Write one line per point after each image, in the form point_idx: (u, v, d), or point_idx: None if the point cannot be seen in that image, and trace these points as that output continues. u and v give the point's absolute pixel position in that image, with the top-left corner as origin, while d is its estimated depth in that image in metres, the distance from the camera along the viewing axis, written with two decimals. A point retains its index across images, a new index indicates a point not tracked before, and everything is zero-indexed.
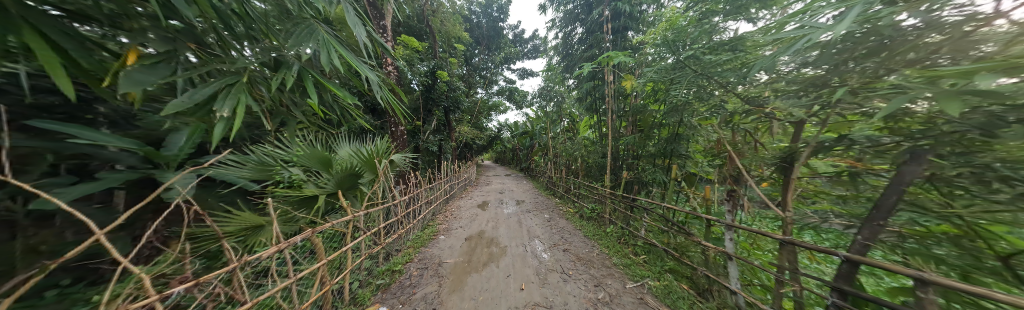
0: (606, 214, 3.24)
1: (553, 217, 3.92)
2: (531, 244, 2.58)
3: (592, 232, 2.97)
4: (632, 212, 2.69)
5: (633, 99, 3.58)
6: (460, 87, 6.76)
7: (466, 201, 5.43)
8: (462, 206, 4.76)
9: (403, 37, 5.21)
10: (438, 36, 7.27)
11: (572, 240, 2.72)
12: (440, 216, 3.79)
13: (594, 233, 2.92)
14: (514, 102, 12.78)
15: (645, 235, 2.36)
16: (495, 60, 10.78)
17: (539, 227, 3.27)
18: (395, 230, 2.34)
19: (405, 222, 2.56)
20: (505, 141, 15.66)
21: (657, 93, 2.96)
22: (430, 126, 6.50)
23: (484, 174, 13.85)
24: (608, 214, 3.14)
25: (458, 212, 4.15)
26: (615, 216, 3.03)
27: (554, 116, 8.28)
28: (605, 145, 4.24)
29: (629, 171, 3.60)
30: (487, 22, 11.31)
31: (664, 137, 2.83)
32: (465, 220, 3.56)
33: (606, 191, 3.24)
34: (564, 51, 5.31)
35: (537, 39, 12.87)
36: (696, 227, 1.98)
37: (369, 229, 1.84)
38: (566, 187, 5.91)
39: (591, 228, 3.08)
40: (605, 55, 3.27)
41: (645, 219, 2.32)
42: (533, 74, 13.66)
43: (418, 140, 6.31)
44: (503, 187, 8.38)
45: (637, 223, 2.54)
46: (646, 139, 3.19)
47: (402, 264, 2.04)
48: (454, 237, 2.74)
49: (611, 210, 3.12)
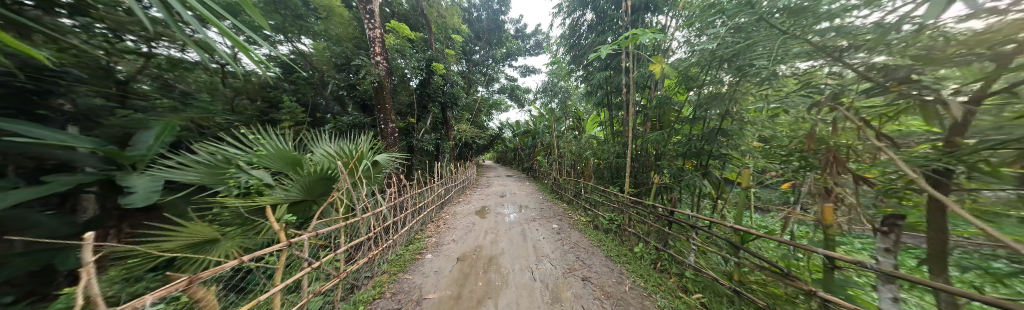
0: (629, 226, 2.74)
1: (563, 228, 3.42)
2: (540, 267, 2.10)
3: (614, 252, 2.48)
4: (668, 228, 2.16)
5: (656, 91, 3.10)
6: (458, 82, 6.29)
7: (465, 206, 4.95)
8: (459, 212, 4.27)
9: (392, 24, 4.78)
10: (435, 27, 6.83)
11: (590, 263, 2.23)
12: (432, 226, 3.31)
13: (619, 254, 2.42)
14: (515, 100, 12.31)
15: (694, 262, 1.84)
16: (495, 55, 10.33)
17: (546, 241, 2.79)
18: (365, 252, 1.86)
19: (381, 240, 2.09)
20: (506, 140, 15.12)
21: (693, 80, 2.45)
22: (425, 124, 6.05)
23: (485, 174, 13.37)
24: (632, 228, 2.64)
25: (453, 220, 3.67)
26: (640, 230, 2.54)
27: (558, 114, 7.78)
28: (619, 145, 3.76)
29: (652, 175, 3.11)
30: (487, 16, 10.85)
31: (699, 135, 2.34)
32: (460, 231, 3.09)
33: (627, 199, 2.75)
34: (571, 40, 4.80)
35: (540, 34, 12.40)
36: (779, 258, 1.45)
37: (319, 258, 1.37)
38: (573, 190, 5.41)
39: (612, 247, 2.58)
40: (625, 36, 2.77)
41: (694, 240, 1.80)
42: (536, 70, 13.16)
43: (413, 139, 5.84)
44: (505, 189, 7.91)
45: (676, 242, 2.03)
46: (673, 137, 2.71)
47: (368, 302, 1.56)
48: (445, 257, 2.26)
49: (634, 222, 2.63)
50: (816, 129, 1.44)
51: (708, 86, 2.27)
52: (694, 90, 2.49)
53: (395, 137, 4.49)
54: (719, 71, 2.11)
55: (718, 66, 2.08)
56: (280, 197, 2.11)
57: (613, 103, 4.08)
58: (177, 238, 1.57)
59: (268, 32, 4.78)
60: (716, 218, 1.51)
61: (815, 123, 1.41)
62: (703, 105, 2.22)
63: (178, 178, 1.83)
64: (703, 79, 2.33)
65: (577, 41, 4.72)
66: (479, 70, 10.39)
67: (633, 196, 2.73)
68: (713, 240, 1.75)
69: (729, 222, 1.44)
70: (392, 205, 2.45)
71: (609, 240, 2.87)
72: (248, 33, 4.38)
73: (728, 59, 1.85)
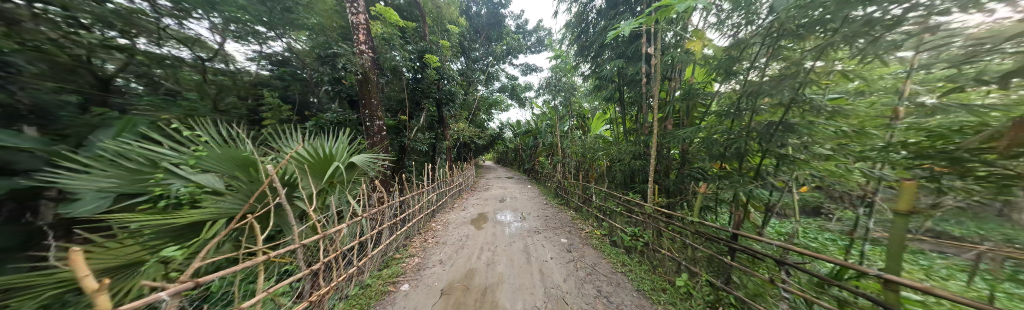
0: (660, 246, 2.26)
1: (573, 243, 2.96)
2: (548, 306, 1.65)
3: (648, 286, 1.99)
4: (730, 257, 1.65)
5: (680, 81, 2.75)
6: (454, 77, 5.83)
7: (462, 213, 4.49)
8: (454, 222, 3.80)
9: (378, 10, 4.36)
10: (430, 19, 6.45)
11: (611, 301, 1.76)
12: (419, 241, 2.84)
13: (656, 291, 1.93)
14: (517, 98, 11.88)
15: None
16: (495, 52, 9.92)
17: (553, 262, 2.33)
18: (307, 293, 1.36)
19: (336, 272, 1.59)
20: (507, 140, 14.61)
21: (736, 63, 2.07)
22: (418, 122, 5.63)
23: (485, 176, 12.90)
24: (666, 249, 2.16)
25: (446, 233, 3.21)
26: (678, 251, 2.07)
27: (562, 112, 7.31)
28: (634, 144, 3.34)
29: (681, 179, 2.65)
30: (487, 10, 10.41)
31: (749, 132, 1.88)
32: (451, 247, 2.63)
33: (656, 209, 2.30)
34: (578, 30, 4.40)
35: (541, 30, 12.00)
36: None
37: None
38: (582, 195, 4.94)
39: (643, 280, 2.08)
40: (644, 16, 2.37)
41: (786, 285, 1.25)
42: (538, 68, 12.76)
43: (405, 138, 5.39)
44: (506, 192, 7.45)
45: (745, 280, 1.51)
46: (709, 135, 2.23)
47: None
48: (426, 289, 1.80)
49: (667, 240, 2.17)
50: (968, 117, 1.03)
51: (757, 71, 1.92)
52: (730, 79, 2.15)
53: (383, 137, 4.05)
54: (778, 49, 1.74)
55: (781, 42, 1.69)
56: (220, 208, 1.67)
57: (627, 98, 3.66)
58: (92, 262, 1.05)
59: (256, 26, 4.45)
60: (832, 256, 1.03)
61: (957, 112, 1.00)
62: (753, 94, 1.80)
63: (81, 188, 1.36)
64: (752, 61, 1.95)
65: (585, 30, 4.28)
66: (478, 66, 9.97)
67: (663, 207, 2.30)
68: (812, 285, 1.22)
69: (857, 266, 0.96)
70: (362, 222, 1.97)
71: (635, 262, 2.41)
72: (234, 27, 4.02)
73: (819, 30, 1.47)
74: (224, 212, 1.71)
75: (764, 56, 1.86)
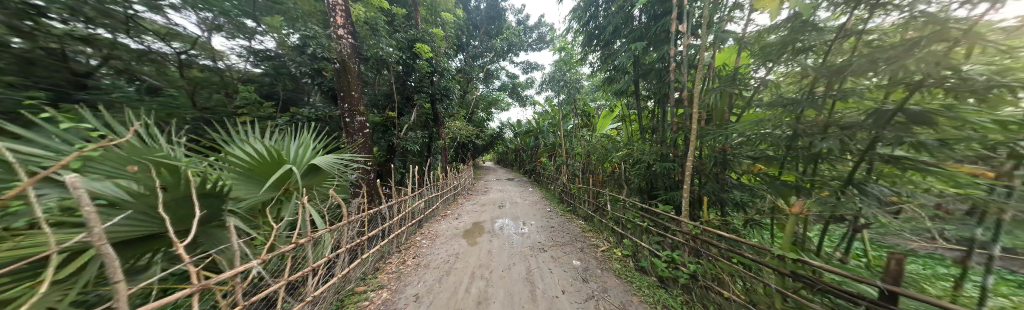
0: (718, 281, 1.76)
1: (589, 267, 2.47)
2: None
3: None
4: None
5: (701, 69, 2.37)
6: (448, 70, 5.37)
7: (456, 222, 3.99)
8: (444, 234, 3.31)
9: None
10: (424, 9, 5.99)
11: None
12: (398, 265, 2.34)
13: None
14: (517, 97, 11.40)
15: None
16: (495, 48, 9.45)
17: (565, 302, 1.82)
18: None
19: None
20: (508, 140, 14.13)
21: (806, 36, 1.63)
22: (409, 120, 5.20)
23: (485, 178, 12.42)
24: (730, 287, 1.65)
25: (432, 250, 2.71)
26: (745, 291, 1.58)
27: (565, 110, 6.84)
28: (652, 142, 2.88)
29: (722, 187, 2.25)
30: (486, 4, 9.88)
31: (828, 129, 1.43)
32: (434, 274, 2.14)
33: (706, 230, 1.83)
34: (584, 17, 3.95)
35: (544, 25, 11.51)
36: None
37: None
38: (592, 203, 4.44)
39: None
40: None
41: None
42: (539, 66, 12.27)
43: (393, 137, 4.95)
44: (506, 196, 6.97)
45: None
46: (769, 130, 1.73)
47: None
48: None
49: (730, 277, 1.67)
50: None
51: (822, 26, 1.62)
52: (779, 63, 1.82)
53: (365, 135, 3.55)
54: (859, 19, 1.39)
55: (858, 9, 1.39)
56: (129, 221, 1.11)
57: (643, 90, 3.22)
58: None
59: (246, 20, 4.33)
60: None
61: None
62: (834, 74, 1.39)
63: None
64: (815, 38, 1.59)
65: (593, 15, 3.79)
66: (478, 63, 9.53)
67: (717, 229, 1.83)
68: None
69: None
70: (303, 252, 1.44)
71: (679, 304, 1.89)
72: (223, 21, 3.97)
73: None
74: (142, 225, 1.17)
75: (840, 29, 1.46)
